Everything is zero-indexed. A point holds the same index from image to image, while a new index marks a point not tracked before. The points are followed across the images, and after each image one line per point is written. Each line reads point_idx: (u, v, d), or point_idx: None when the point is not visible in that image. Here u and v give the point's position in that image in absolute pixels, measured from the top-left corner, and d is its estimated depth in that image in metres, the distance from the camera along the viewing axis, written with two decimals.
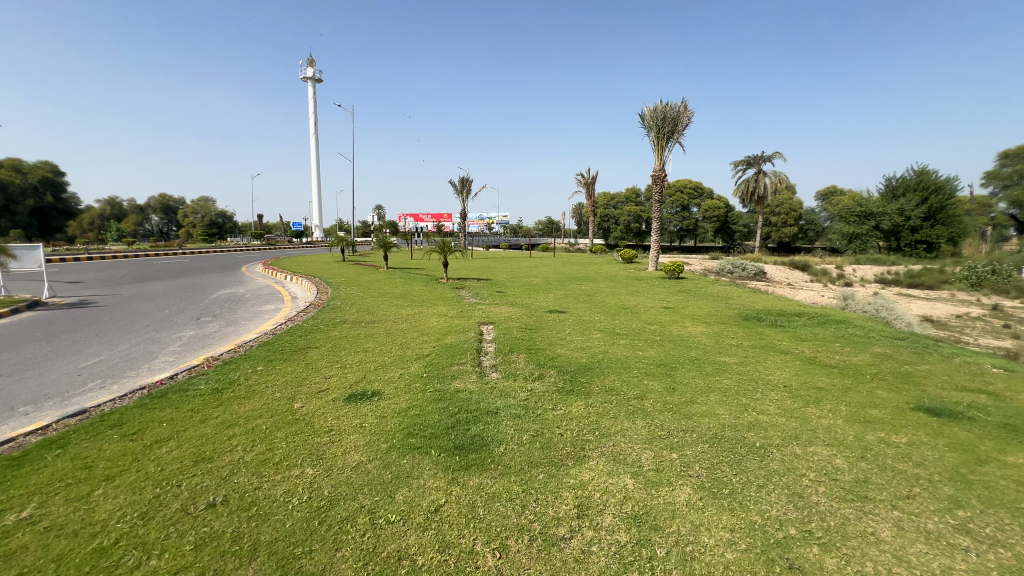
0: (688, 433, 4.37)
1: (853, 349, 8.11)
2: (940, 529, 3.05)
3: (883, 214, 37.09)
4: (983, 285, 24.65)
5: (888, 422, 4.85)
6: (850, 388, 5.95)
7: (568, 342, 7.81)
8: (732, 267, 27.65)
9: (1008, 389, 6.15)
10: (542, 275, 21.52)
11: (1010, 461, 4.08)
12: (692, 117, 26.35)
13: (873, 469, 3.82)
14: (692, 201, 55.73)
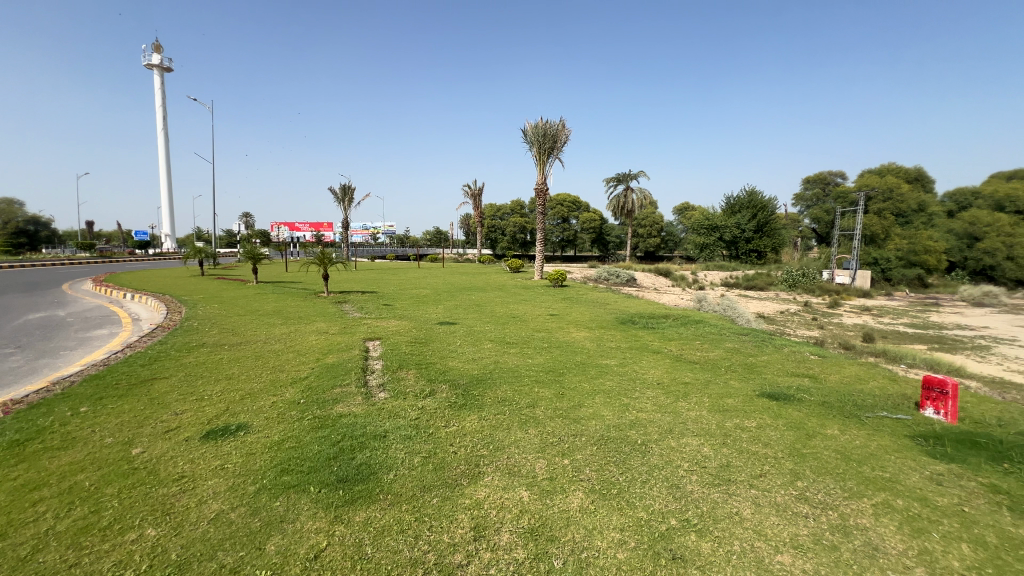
0: (578, 437, 4.57)
1: (709, 345, 9.28)
2: (787, 501, 3.57)
3: (725, 227, 43.27)
4: (797, 286, 30.12)
5: (740, 409, 5.60)
6: (710, 381, 6.77)
7: (459, 354, 7.74)
8: (608, 274, 30.13)
9: (822, 372, 7.53)
10: (430, 286, 21.20)
11: (829, 433, 4.98)
12: (568, 136, 28.15)
13: (732, 454, 4.35)
14: (571, 214, 59.50)
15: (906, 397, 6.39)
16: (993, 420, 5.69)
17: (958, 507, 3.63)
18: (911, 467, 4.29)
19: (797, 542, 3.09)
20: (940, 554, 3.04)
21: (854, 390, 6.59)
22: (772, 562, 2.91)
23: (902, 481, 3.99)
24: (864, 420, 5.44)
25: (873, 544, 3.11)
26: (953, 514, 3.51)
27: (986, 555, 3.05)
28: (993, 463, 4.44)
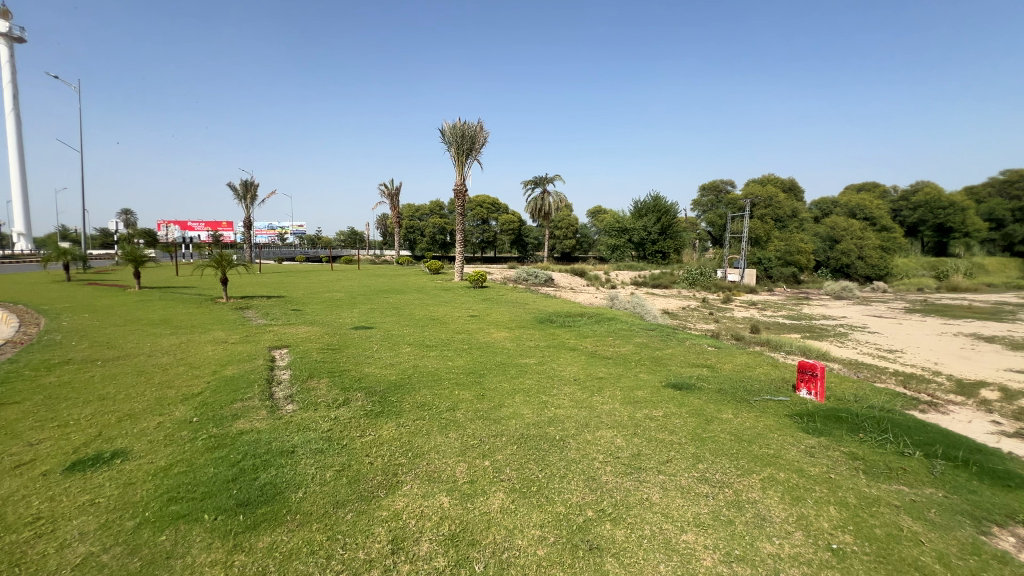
0: (498, 437, 4.60)
1: (621, 340, 9.83)
2: (690, 483, 3.88)
3: (634, 230, 46.08)
4: (696, 284, 32.96)
5: (649, 400, 5.99)
6: (622, 375, 7.17)
7: (376, 360, 7.44)
8: (527, 275, 30.76)
9: (718, 362, 8.31)
10: (345, 289, 20.16)
11: (724, 417, 5.50)
12: (486, 138, 28.29)
13: (642, 443, 4.64)
14: (490, 215, 59.81)
15: (785, 380, 7.25)
16: (851, 397, 6.65)
17: (826, 474, 4.19)
18: (790, 442, 4.87)
19: (699, 520, 3.36)
20: (813, 517, 3.49)
21: (744, 377, 7.36)
22: (678, 541, 3.13)
23: (784, 456, 4.52)
24: (752, 403, 6.09)
25: (762, 515, 3.48)
26: (822, 481, 4.04)
27: (848, 514, 3.55)
28: (852, 433, 5.18)
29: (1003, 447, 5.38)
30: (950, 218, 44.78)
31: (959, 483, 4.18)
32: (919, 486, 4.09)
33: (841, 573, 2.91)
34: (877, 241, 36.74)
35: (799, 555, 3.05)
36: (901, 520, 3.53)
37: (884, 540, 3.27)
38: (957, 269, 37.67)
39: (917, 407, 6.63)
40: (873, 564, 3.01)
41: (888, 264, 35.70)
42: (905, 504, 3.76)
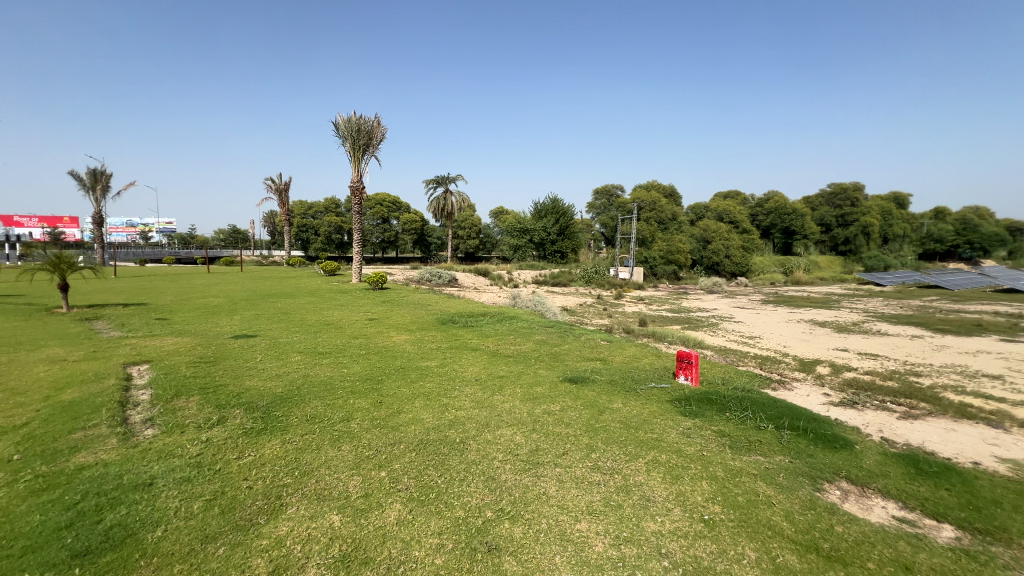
0: (395, 446, 4.44)
1: (521, 338, 10.09)
2: (584, 472, 4.10)
3: (534, 230, 47.55)
4: (592, 282, 35.02)
5: (547, 395, 6.22)
6: (521, 372, 7.35)
7: (259, 371, 6.78)
8: (430, 275, 30.27)
9: (610, 354, 8.90)
10: (224, 294, 18.11)
11: (614, 406, 5.90)
12: (384, 134, 27.25)
13: (539, 438, 4.79)
14: (391, 214, 57.50)
15: (666, 369, 8.00)
16: (719, 380, 7.54)
17: (699, 452, 4.69)
18: (670, 426, 5.37)
19: (592, 508, 3.56)
20: (689, 492, 3.88)
21: (632, 367, 7.97)
22: (573, 530, 3.28)
23: (665, 438, 4.97)
24: (639, 392, 6.61)
25: (646, 496, 3.79)
26: (695, 458, 4.51)
27: (716, 486, 4.01)
28: (720, 413, 5.88)
29: (831, 414, 6.47)
30: (794, 223, 52.82)
31: (799, 449, 4.95)
32: (770, 454, 4.76)
33: (711, 541, 3.27)
34: (740, 242, 42.10)
35: (677, 529, 3.37)
36: (757, 486, 4.07)
37: (744, 505, 3.74)
38: (799, 266, 44.57)
39: (769, 386, 7.71)
40: (736, 528, 3.43)
41: (748, 262, 41.07)
42: (760, 471, 4.35)
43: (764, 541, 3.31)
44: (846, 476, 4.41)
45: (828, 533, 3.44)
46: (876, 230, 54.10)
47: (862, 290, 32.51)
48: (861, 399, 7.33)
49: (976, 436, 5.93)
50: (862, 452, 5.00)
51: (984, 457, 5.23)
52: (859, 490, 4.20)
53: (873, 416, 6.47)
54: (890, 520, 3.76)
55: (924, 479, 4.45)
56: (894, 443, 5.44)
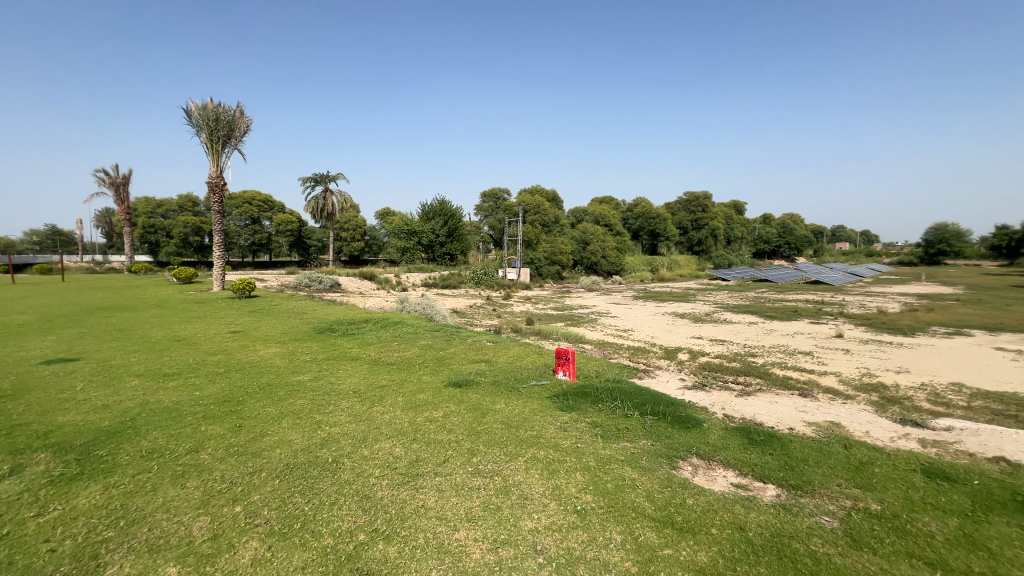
0: (255, 475, 4.01)
1: (405, 344, 9.80)
2: (465, 478, 4.09)
3: (422, 232, 46.66)
4: (481, 283, 35.43)
5: (430, 402, 6.11)
6: (404, 380, 7.12)
7: (78, 402, 5.63)
8: (309, 281, 28.00)
9: (495, 355, 9.06)
10: (36, 310, 14.77)
11: (496, 407, 6.01)
12: (248, 125, 24.56)
13: (420, 447, 4.68)
14: (262, 214, 51.70)
15: (547, 366, 8.37)
16: (594, 373, 8.11)
17: (575, 444, 4.98)
18: (549, 422, 5.62)
19: (471, 514, 3.57)
20: (564, 485, 4.09)
21: (514, 367, 8.20)
22: (451, 541, 3.25)
23: (544, 435, 5.19)
24: (520, 391, 6.82)
25: (524, 494, 3.91)
26: (571, 452, 4.78)
27: (589, 476, 4.29)
28: (593, 405, 6.31)
29: (686, 397, 7.34)
30: (658, 226, 59.11)
31: (659, 432, 5.52)
32: (635, 439, 5.24)
33: (583, 530, 3.47)
34: (614, 243, 45.86)
35: (552, 523, 3.52)
36: (624, 471, 4.44)
37: (612, 491, 4.05)
38: (663, 265, 49.95)
39: (636, 375, 8.49)
40: (604, 515, 3.70)
41: (621, 262, 44.95)
42: (626, 457, 4.75)
43: (628, 523, 3.61)
44: (695, 453, 5.02)
45: (681, 507, 3.88)
46: (721, 233, 62.96)
47: (711, 285, 37.52)
48: (708, 381, 8.41)
49: (792, 405, 7.17)
50: (708, 429, 5.74)
51: (796, 422, 6.34)
52: (705, 464, 4.81)
53: (718, 396, 7.47)
54: (729, 486, 4.37)
55: (754, 447, 5.25)
56: (733, 418, 6.35)
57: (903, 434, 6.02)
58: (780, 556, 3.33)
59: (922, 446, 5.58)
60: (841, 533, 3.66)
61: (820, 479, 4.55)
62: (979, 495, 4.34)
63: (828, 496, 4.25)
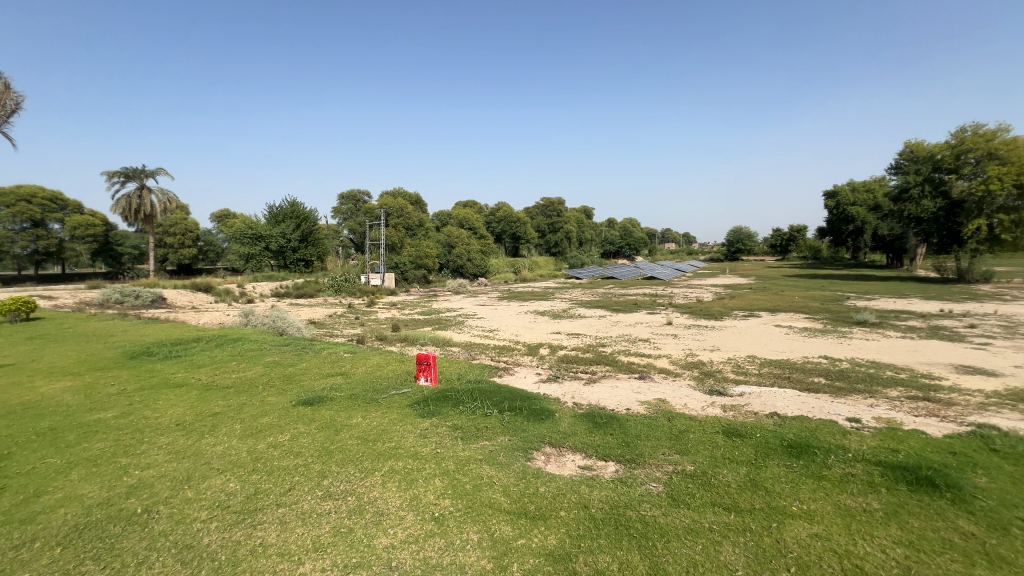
0: (25, 547, 3.19)
1: (246, 363, 8.70)
2: (314, 504, 3.82)
3: (270, 236, 41.54)
4: (342, 291, 33.23)
5: (275, 425, 5.55)
6: (244, 404, 6.32)
7: None
8: (120, 296, 23.23)
9: (352, 367, 8.58)
10: None
11: (353, 423, 5.75)
12: (19, 103, 19.38)
13: (260, 478, 4.24)
14: (49, 215, 41.08)
15: (409, 373, 8.21)
16: (456, 376, 8.21)
17: (434, 450, 5.00)
18: (409, 431, 5.57)
19: (319, 543, 3.33)
20: (422, 494, 4.06)
21: (374, 377, 7.86)
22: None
23: (403, 445, 5.11)
24: (379, 402, 6.59)
25: (380, 510, 3.78)
26: (430, 459, 4.77)
27: (448, 480, 4.34)
28: (454, 408, 6.39)
29: (541, 390, 7.83)
30: (519, 229, 62.11)
31: (516, 427, 5.82)
32: (494, 437, 5.45)
33: (440, 536, 3.48)
34: (478, 246, 46.87)
35: (409, 535, 3.46)
36: (482, 470, 4.58)
37: (470, 492, 4.15)
38: (525, 266, 52.62)
39: (496, 373, 8.80)
40: (462, 517, 3.76)
41: (486, 264, 46.13)
42: (485, 455, 4.91)
43: (485, 521, 3.71)
44: (548, 442, 5.40)
45: (534, 496, 4.14)
46: (575, 235, 68.68)
47: (568, 284, 40.67)
48: (561, 373, 9.09)
49: (630, 388, 8.13)
50: (560, 418, 6.22)
51: (632, 402, 7.20)
52: (557, 452, 5.20)
53: (569, 386, 8.12)
54: (576, 469, 4.78)
55: (598, 429, 5.85)
56: (581, 405, 6.96)
57: (711, 403, 7.25)
58: (617, 525, 3.75)
59: (723, 411, 6.79)
60: (664, 495, 4.26)
61: (650, 450, 5.24)
62: (760, 445, 5.43)
63: (655, 465, 4.91)
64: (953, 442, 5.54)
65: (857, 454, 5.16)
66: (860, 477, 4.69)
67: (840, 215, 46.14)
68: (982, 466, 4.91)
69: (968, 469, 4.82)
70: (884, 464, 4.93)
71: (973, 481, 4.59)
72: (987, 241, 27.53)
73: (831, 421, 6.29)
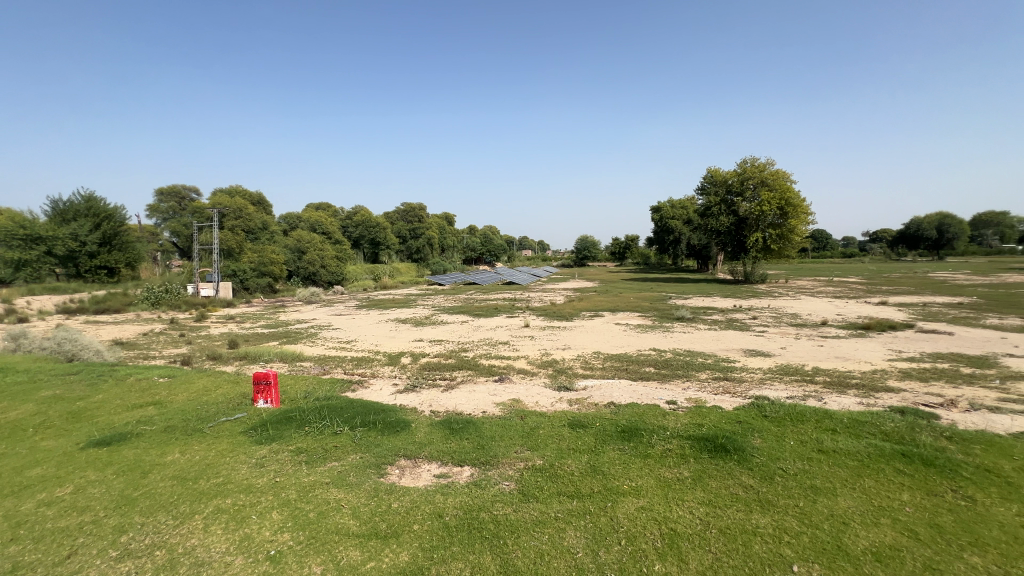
0: None
1: (10, 402, 6.74)
2: (105, 570, 3.17)
3: (54, 238, 32.87)
4: (161, 304, 27.54)
5: (51, 476, 4.44)
6: (2, 455, 4.91)
7: None
8: None
9: (170, 394, 7.27)
10: None
11: (167, 460, 4.89)
12: None
13: (23, 550, 3.36)
14: None
15: (246, 395, 7.26)
16: (302, 394, 7.51)
17: (272, 480, 4.54)
18: (242, 461, 4.95)
19: None
20: (256, 532, 3.64)
21: (198, 404, 6.79)
22: None
23: (233, 479, 4.53)
24: (205, 432, 5.73)
25: (199, 561, 3.29)
26: (268, 490, 4.31)
27: (288, 512, 3.96)
28: (299, 430, 5.86)
29: (398, 401, 7.59)
30: (378, 234, 59.62)
31: (369, 443, 5.57)
32: (344, 457, 5.15)
33: None
34: (333, 252, 43.78)
35: None
36: (330, 494, 4.30)
37: (314, 520, 3.84)
38: (386, 273, 50.78)
39: (350, 388, 8.28)
40: (303, 549, 3.45)
41: (342, 271, 43.28)
42: (332, 478, 4.63)
43: (331, 549, 3.48)
44: (403, 455, 5.28)
45: (386, 513, 4.00)
46: (437, 242, 68.45)
47: (430, 290, 40.37)
48: (419, 381, 8.93)
49: (487, 391, 8.35)
50: (416, 428, 6.12)
51: (488, 405, 7.41)
52: (413, 463, 5.11)
53: (427, 394, 8.02)
54: (432, 478, 4.75)
55: (454, 435, 5.90)
56: (438, 412, 6.92)
57: (559, 398, 7.84)
58: (470, 529, 3.81)
59: (570, 405, 7.40)
60: (515, 493, 4.46)
61: (503, 450, 5.45)
62: (599, 433, 6.05)
63: (508, 463, 5.13)
64: (739, 413, 6.86)
65: (673, 431, 6.07)
66: (675, 451, 5.52)
67: (663, 227, 54.06)
68: (758, 430, 6.17)
69: (749, 434, 6.01)
70: (692, 437, 5.87)
71: (752, 443, 5.74)
72: (763, 250, 34.90)
73: (655, 405, 7.30)
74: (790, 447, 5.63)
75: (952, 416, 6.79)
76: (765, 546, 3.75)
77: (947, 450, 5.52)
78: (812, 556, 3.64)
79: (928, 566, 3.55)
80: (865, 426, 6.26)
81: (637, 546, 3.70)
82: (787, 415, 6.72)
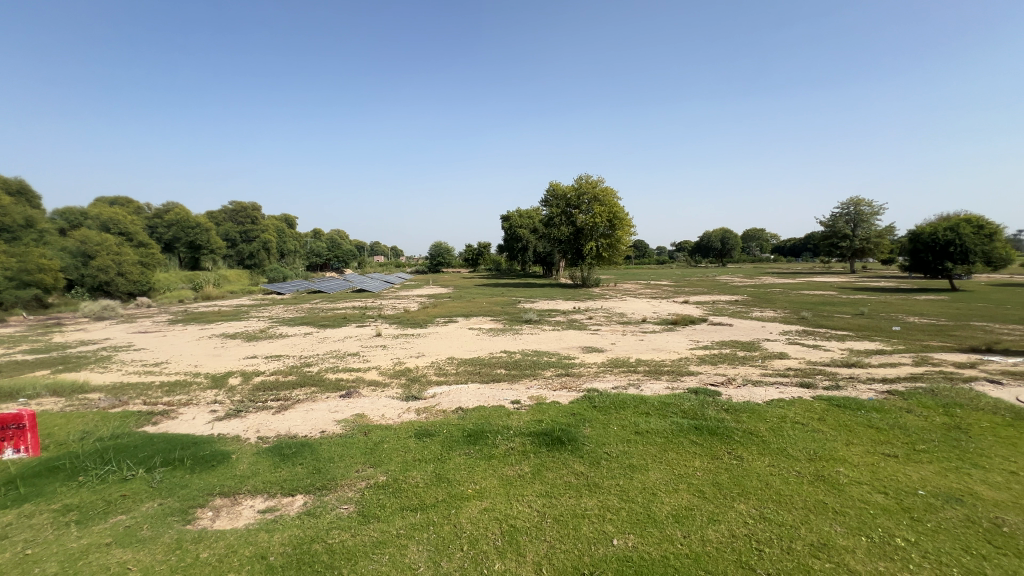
0: None
1: None
2: None
3: None
4: None
5: None
6: None
7: None
8: None
9: None
10: None
11: None
12: None
13: None
14: None
15: None
16: (76, 437, 6.00)
17: (20, 555, 3.53)
18: None
19: None
20: None
21: None
22: None
23: None
24: None
25: None
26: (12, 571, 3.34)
27: None
28: (67, 483, 4.66)
29: (216, 430, 6.54)
30: (199, 237, 51.14)
31: (171, 485, 4.69)
32: (134, 508, 4.25)
33: None
34: (136, 256, 36.21)
35: None
36: (111, 558, 3.51)
37: None
38: (208, 281, 43.80)
39: (150, 420, 6.89)
40: None
41: (148, 279, 36.00)
42: (116, 536, 3.78)
43: None
44: (218, 494, 4.56)
45: (190, 568, 3.42)
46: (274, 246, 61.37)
47: (267, 300, 36.04)
48: (244, 405, 7.83)
49: (326, 409, 7.69)
50: (237, 459, 5.36)
51: (328, 424, 6.85)
52: (230, 502, 4.45)
53: (254, 419, 7.08)
54: (254, 516, 4.20)
55: (285, 462, 5.32)
56: (267, 438, 6.16)
57: (407, 409, 7.64)
58: (299, 565, 3.48)
59: (418, 415, 7.25)
60: (354, 515, 4.20)
61: (342, 471, 5.09)
62: (446, 440, 6.05)
63: (346, 485, 4.80)
64: (573, 406, 7.57)
65: (516, 430, 6.37)
66: (517, 449, 5.81)
67: (513, 235, 57.04)
68: (588, 420, 6.86)
69: (580, 425, 6.65)
70: (532, 433, 6.24)
71: (583, 432, 6.36)
72: (597, 257, 39.20)
73: (501, 405, 7.61)
74: (614, 432, 6.39)
75: (729, 392, 8.47)
76: (591, 526, 4.17)
77: (724, 420, 6.86)
78: (628, 527, 4.16)
79: (711, 518, 4.33)
80: (670, 407, 7.43)
81: (479, 549, 3.77)
82: (611, 403, 7.63)
